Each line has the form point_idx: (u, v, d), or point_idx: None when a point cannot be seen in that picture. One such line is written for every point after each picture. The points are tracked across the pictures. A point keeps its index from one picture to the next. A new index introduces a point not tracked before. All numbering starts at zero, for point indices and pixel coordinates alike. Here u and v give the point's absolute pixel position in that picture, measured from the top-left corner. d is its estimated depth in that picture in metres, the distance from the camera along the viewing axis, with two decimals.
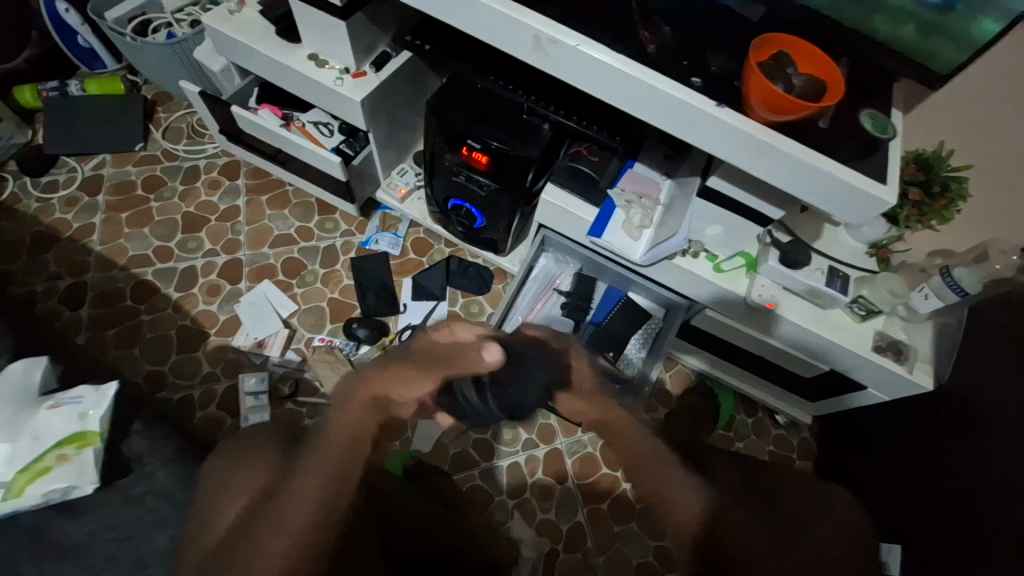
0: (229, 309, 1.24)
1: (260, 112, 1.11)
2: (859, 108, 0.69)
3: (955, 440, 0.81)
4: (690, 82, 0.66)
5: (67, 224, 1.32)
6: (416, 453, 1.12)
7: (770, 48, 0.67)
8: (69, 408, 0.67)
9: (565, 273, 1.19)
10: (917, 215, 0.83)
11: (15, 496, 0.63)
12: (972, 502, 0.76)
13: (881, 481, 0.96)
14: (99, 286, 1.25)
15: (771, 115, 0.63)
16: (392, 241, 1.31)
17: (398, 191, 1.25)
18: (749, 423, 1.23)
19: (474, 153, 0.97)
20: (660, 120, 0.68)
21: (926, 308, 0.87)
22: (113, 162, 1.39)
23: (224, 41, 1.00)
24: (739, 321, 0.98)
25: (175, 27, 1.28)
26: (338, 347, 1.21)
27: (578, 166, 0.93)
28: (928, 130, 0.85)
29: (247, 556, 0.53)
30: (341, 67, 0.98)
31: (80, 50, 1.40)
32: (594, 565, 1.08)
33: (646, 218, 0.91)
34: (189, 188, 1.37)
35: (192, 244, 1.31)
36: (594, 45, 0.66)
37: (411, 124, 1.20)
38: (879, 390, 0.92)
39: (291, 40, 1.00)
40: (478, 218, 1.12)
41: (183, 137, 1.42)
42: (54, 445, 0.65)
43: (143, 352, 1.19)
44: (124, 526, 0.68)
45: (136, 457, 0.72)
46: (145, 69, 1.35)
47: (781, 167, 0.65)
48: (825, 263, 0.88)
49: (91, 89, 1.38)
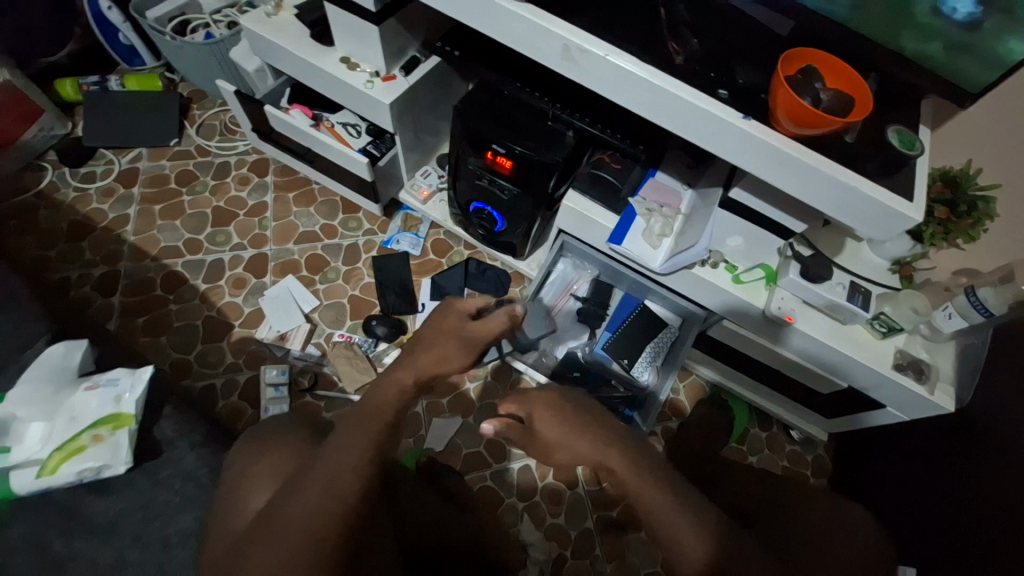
0: (253, 302, 1.28)
1: (292, 111, 1.15)
2: (886, 124, 0.69)
3: (977, 463, 0.80)
4: (716, 94, 0.66)
5: (102, 214, 1.37)
6: (428, 451, 1.14)
7: (796, 63, 0.68)
8: (105, 390, 0.70)
9: (583, 279, 1.20)
10: (942, 234, 0.82)
11: (49, 474, 0.66)
12: (993, 526, 0.74)
13: (898, 501, 0.94)
14: (130, 275, 1.30)
15: (796, 128, 0.63)
16: (412, 242, 1.33)
17: (421, 192, 1.28)
18: (763, 437, 1.22)
19: (498, 158, 0.99)
20: (685, 130, 0.69)
21: (950, 327, 0.86)
22: (148, 156, 1.44)
23: (261, 42, 1.04)
24: (757, 333, 0.98)
25: (213, 27, 1.33)
26: (356, 343, 1.23)
27: (600, 173, 0.94)
28: (956, 147, 0.85)
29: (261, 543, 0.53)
30: (372, 71, 1.01)
31: (121, 47, 1.46)
32: (602, 571, 1.08)
33: (666, 227, 0.91)
34: (219, 183, 1.41)
35: (220, 237, 1.35)
36: (623, 56, 0.67)
37: (437, 127, 1.23)
38: (899, 409, 0.91)
39: (325, 43, 1.03)
40: (498, 222, 1.14)
41: (215, 134, 1.47)
42: (90, 426, 0.68)
43: (170, 340, 1.23)
44: (151, 506, 0.70)
45: (164, 440, 0.74)
46: (182, 67, 1.40)
47: (805, 180, 0.65)
48: (846, 279, 0.87)
49: (130, 85, 1.44)
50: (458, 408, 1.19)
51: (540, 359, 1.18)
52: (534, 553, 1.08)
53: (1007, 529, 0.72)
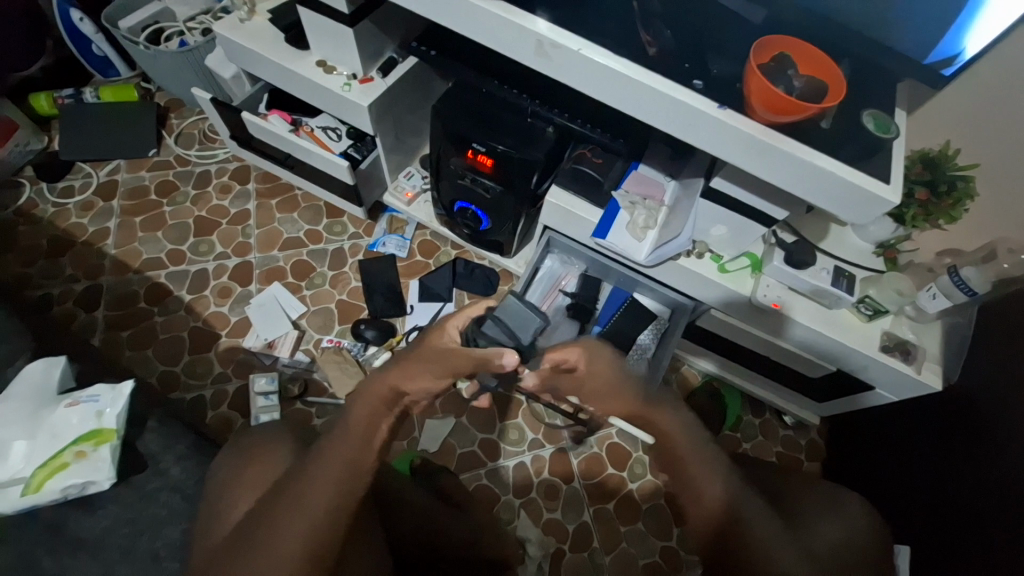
0: (239, 311, 1.26)
1: (269, 117, 1.14)
2: (862, 109, 0.69)
3: (962, 441, 0.81)
4: (691, 84, 0.66)
5: (82, 228, 1.35)
6: (422, 453, 1.14)
7: (770, 50, 0.67)
8: (86, 406, 0.69)
9: (571, 274, 1.20)
10: (923, 215, 0.83)
11: (34, 492, 0.64)
12: (991, 504, 0.73)
13: (888, 482, 0.96)
14: (114, 289, 1.28)
15: (771, 116, 0.63)
16: (399, 244, 1.32)
17: (405, 194, 1.27)
18: (756, 424, 1.23)
19: (479, 156, 0.98)
20: (661, 122, 0.68)
21: (934, 307, 0.86)
22: (127, 167, 1.42)
23: (234, 48, 1.02)
24: (747, 322, 0.98)
25: (187, 34, 1.31)
26: (346, 348, 1.22)
27: (581, 167, 0.94)
28: (933, 127, 0.85)
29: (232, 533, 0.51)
30: (349, 74, 1.00)
31: (95, 59, 1.44)
32: (600, 564, 1.08)
33: (650, 219, 0.92)
34: (201, 192, 1.40)
35: (204, 248, 1.33)
36: (597, 49, 0.66)
37: (418, 127, 1.22)
38: (887, 390, 0.92)
39: (300, 47, 1.01)
40: (483, 221, 1.13)
41: (195, 142, 1.46)
42: (72, 442, 0.67)
43: (157, 352, 1.22)
44: (138, 521, 0.69)
45: (150, 456, 0.73)
46: (157, 77, 1.38)
47: (782, 168, 0.65)
48: (830, 264, 0.88)
49: (105, 96, 1.41)
50: (451, 408, 1.19)
51: None
52: (533, 549, 1.07)
53: (1009, 509, 0.70)
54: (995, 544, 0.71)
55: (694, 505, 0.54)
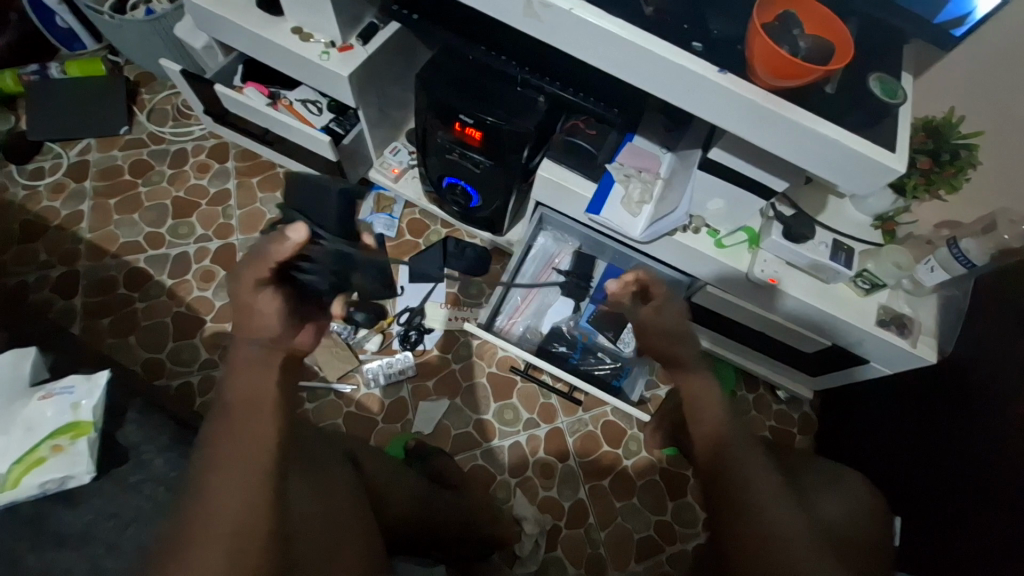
0: (224, 296, 1.23)
1: (245, 90, 1.07)
2: (868, 72, 0.66)
3: (950, 410, 0.83)
4: (690, 47, 0.62)
5: (55, 212, 1.29)
6: (416, 435, 1.13)
7: (773, 9, 0.63)
8: (60, 398, 0.68)
9: (564, 252, 1.18)
10: (925, 184, 0.81)
11: (10, 488, 0.63)
12: (980, 459, 0.75)
13: (878, 457, 0.97)
14: (92, 275, 1.24)
15: (776, 81, 0.60)
16: (387, 222, 1.28)
17: (391, 170, 1.23)
18: (750, 399, 1.23)
19: (467, 129, 0.94)
20: (657, 87, 0.65)
21: (931, 280, 0.85)
22: (98, 147, 1.36)
23: (204, 15, 0.95)
24: (743, 298, 0.96)
25: (153, 2, 1.23)
26: (335, 332, 1.18)
27: (575, 139, 0.90)
28: (938, 94, 0.81)
29: (180, 566, 0.44)
30: (327, 41, 0.94)
31: (58, 31, 1.36)
32: (596, 540, 1.09)
33: (645, 193, 0.88)
34: (177, 172, 1.34)
35: (183, 230, 1.29)
36: (590, 9, 0.62)
37: (402, 100, 1.16)
38: (882, 363, 0.91)
39: (274, 14, 0.95)
40: (473, 197, 1.10)
41: (168, 119, 1.39)
42: (48, 436, 0.65)
43: (140, 339, 1.19)
44: (122, 514, 0.67)
45: (131, 447, 0.71)
46: (123, 48, 1.30)
47: (784, 137, 0.62)
48: (829, 237, 0.86)
49: (71, 71, 1.33)
50: (445, 390, 1.18)
51: (524, 335, 1.17)
52: (529, 526, 1.06)
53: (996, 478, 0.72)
54: (986, 499, 0.73)
55: (700, 432, 0.60)
